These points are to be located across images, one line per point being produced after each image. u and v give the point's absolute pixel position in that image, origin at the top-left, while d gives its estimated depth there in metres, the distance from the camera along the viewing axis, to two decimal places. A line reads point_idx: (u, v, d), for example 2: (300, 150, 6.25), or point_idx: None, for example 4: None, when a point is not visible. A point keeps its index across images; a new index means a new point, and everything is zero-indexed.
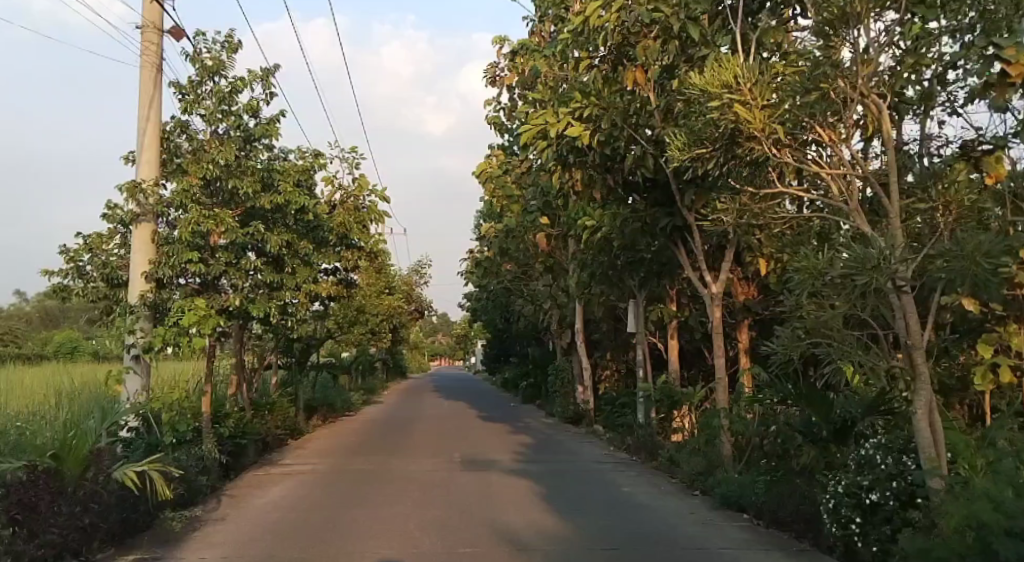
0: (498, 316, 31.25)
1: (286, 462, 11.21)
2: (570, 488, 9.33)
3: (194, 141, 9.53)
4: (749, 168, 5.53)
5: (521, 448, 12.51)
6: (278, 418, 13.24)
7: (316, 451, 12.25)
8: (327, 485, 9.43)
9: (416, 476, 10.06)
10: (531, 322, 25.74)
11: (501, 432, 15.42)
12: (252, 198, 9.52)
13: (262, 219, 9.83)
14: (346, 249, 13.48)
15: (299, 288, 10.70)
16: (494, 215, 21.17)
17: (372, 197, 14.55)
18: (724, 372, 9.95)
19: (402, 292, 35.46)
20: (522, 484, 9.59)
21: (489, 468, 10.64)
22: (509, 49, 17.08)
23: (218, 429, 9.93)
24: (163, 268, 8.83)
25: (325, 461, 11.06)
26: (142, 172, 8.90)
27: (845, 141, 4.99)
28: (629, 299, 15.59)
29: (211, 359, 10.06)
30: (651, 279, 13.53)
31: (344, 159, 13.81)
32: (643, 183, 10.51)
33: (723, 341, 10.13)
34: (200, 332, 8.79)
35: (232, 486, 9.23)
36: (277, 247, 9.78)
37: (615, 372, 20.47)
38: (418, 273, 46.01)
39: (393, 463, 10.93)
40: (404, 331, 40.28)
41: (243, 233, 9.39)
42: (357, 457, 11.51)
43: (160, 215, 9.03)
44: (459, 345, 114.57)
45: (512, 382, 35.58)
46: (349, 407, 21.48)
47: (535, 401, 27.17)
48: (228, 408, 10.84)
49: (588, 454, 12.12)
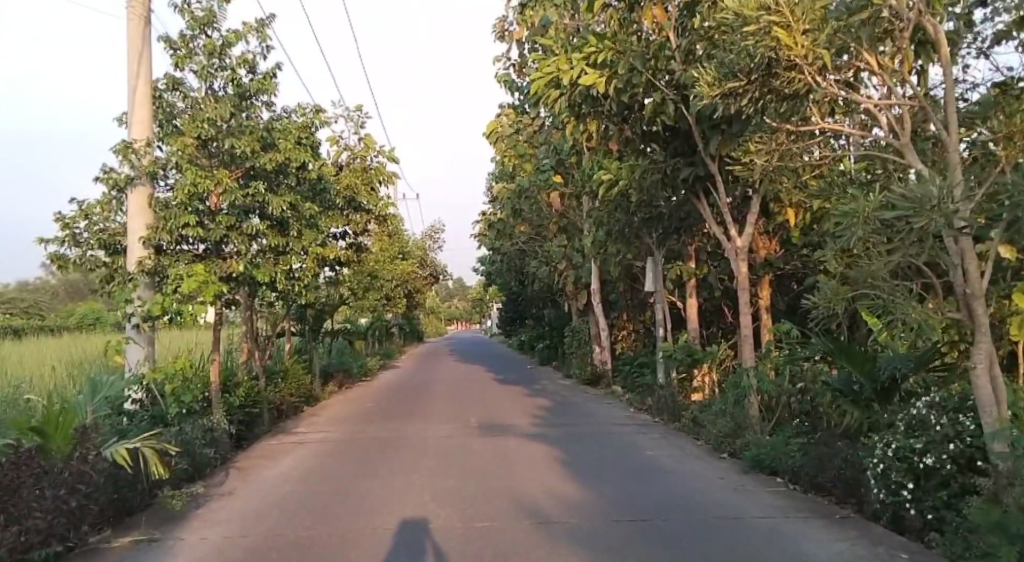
0: (513, 279, 30.85)
1: (301, 428, 10.95)
2: (591, 454, 8.96)
3: (189, 100, 9.02)
4: (787, 104, 4.92)
5: (539, 412, 12.14)
6: (292, 386, 12.94)
7: (331, 418, 11.98)
8: (340, 455, 9.12)
9: (431, 444, 9.73)
10: (546, 284, 25.35)
11: (518, 395, 15.08)
12: (251, 157, 9.03)
13: (262, 180, 9.35)
14: (353, 212, 13.00)
15: (306, 252, 10.28)
16: (507, 175, 20.59)
17: (380, 158, 14.04)
18: (750, 330, 9.47)
19: (416, 258, 35.17)
20: (540, 450, 9.22)
21: (507, 433, 10.29)
22: (518, 1, 16.33)
23: (226, 399, 9.60)
24: (160, 233, 8.54)
25: (340, 429, 10.78)
26: (135, 132, 8.48)
27: (896, 69, 4.34)
28: (646, 258, 15.00)
29: (217, 327, 9.68)
30: (670, 235, 12.98)
31: (349, 119, 13.28)
32: (665, 131, 9.76)
33: (747, 299, 9.63)
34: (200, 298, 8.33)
35: (241, 457, 8.92)
36: (280, 209, 9.34)
37: (633, 332, 20.06)
38: (431, 237, 45.70)
39: (408, 430, 10.63)
40: (419, 296, 40.03)
41: (242, 195, 8.94)
42: (372, 423, 11.23)
43: (156, 178, 8.64)
44: (475, 309, 114.59)
45: (528, 345, 35.34)
46: (365, 373, 21.28)
47: (552, 364, 26.90)
48: (237, 377, 10.52)
49: (608, 416, 11.74)
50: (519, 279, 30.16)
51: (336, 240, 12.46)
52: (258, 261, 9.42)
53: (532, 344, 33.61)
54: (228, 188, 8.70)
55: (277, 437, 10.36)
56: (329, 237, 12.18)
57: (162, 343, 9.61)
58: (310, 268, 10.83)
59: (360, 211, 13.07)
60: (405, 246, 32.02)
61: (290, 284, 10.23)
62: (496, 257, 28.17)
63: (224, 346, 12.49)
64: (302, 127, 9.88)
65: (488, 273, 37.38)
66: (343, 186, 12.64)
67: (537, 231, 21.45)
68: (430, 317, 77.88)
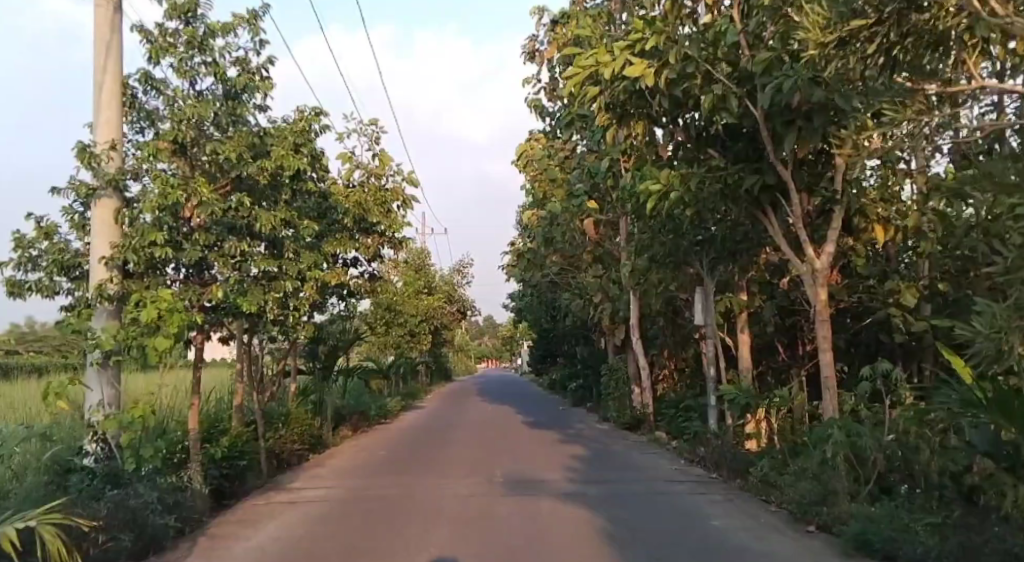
0: (543, 313, 29.22)
1: (299, 481, 9.38)
2: (643, 523, 7.28)
3: (169, 103, 7.82)
4: (930, 49, 4.68)
5: (574, 463, 10.43)
6: (297, 431, 11.42)
7: (336, 467, 10.38)
8: (336, 520, 7.51)
9: (446, 505, 8.08)
10: (580, 319, 23.72)
11: (550, 441, 13.41)
12: (237, 164, 7.82)
13: (253, 193, 8.20)
14: (366, 235, 11.68)
15: (304, 277, 9.06)
16: (537, 202, 19.23)
17: (398, 176, 12.78)
18: (833, 371, 7.96)
19: (444, 293, 33.80)
20: (576, 516, 7.54)
21: (537, 491, 8.59)
22: (551, 15, 15.16)
23: (211, 447, 8.15)
24: (123, 252, 7.31)
25: (341, 482, 9.16)
26: (99, 135, 7.45)
27: None
28: (696, 287, 12.77)
29: (199, 363, 8.34)
30: (720, 262, 11.43)
31: (363, 133, 12.04)
32: (730, 134, 8.33)
33: (829, 333, 8.14)
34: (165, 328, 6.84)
35: (219, 520, 7.39)
36: (271, 225, 8.06)
37: (675, 371, 18.31)
38: (461, 272, 44.45)
39: (422, 484, 9.00)
40: (446, 333, 38.49)
41: (223, 208, 7.75)
42: (381, 475, 9.61)
43: (124, 189, 7.52)
44: (505, 346, 112.59)
45: (560, 384, 33.45)
46: (385, 415, 19.77)
47: (586, 405, 25.15)
48: (228, 424, 9.08)
49: (655, 469, 9.97)
50: (549, 314, 28.53)
51: (344, 266, 11.15)
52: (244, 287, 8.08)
53: (565, 383, 31.80)
54: (206, 199, 7.47)
55: (271, 490, 8.79)
56: (334, 262, 10.87)
57: (135, 384, 8.23)
58: (309, 296, 9.50)
59: (370, 234, 11.75)
60: (431, 280, 30.62)
61: (282, 316, 8.91)
62: (527, 290, 26.65)
63: (218, 389, 11.11)
64: (296, 135, 8.76)
65: (518, 308, 35.77)
66: (352, 205, 11.35)
67: (569, 261, 19.90)
68: (459, 354, 76.22)
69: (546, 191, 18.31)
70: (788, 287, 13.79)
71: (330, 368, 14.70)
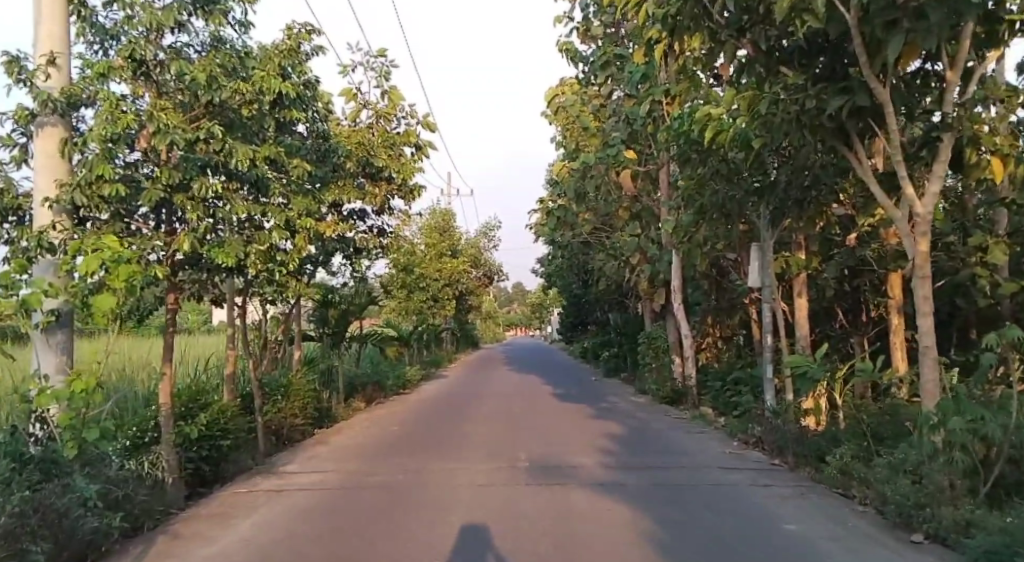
0: (573, 277, 27.86)
1: (294, 464, 8.15)
2: (698, 525, 5.88)
3: (126, 13, 6.41)
4: None
5: (611, 445, 9.07)
6: (299, 405, 10.27)
7: (339, 446, 9.16)
8: (328, 514, 6.20)
9: (457, 496, 6.76)
10: (613, 283, 22.28)
11: (581, 417, 12.11)
12: (208, 89, 6.53)
13: (230, 125, 6.95)
14: (372, 183, 10.39)
15: (293, 227, 7.81)
16: (568, 155, 17.74)
17: (409, 118, 11.44)
18: (934, 341, 6.42)
19: (469, 258, 32.54)
20: (615, 514, 6.16)
21: (569, 480, 7.24)
22: None
23: (187, 423, 6.96)
24: (66, 192, 6.01)
25: (341, 466, 7.88)
26: (38, 48, 6.17)
27: None
28: (752, 244, 10.98)
29: (170, 329, 7.12)
30: (781, 214, 9.86)
31: (369, 68, 10.73)
32: (811, 48, 6.68)
33: (930, 294, 6.51)
34: (106, 284, 5.51)
35: (189, 514, 6.18)
36: (249, 164, 6.74)
37: (716, 339, 16.84)
38: (487, 236, 43.12)
39: (431, 468, 7.70)
40: (471, 299, 37.34)
41: (192, 139, 6.40)
42: (388, 457, 8.34)
43: (70, 116, 6.23)
44: (535, 313, 111.38)
45: (591, 352, 32.22)
46: (404, 384, 18.69)
47: (619, 375, 23.84)
48: (211, 396, 7.89)
49: (704, 452, 8.59)
50: (578, 278, 27.19)
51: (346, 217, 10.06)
52: (216, 237, 6.78)
53: (596, 351, 30.55)
54: (165, 127, 6.12)
55: (260, 475, 7.58)
56: (333, 211, 9.69)
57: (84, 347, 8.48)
58: (301, 250, 8.25)
59: (377, 181, 10.53)
60: (454, 243, 29.34)
61: (270, 272, 7.71)
62: (556, 253, 25.25)
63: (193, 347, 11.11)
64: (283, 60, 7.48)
65: (547, 273, 34.44)
66: (356, 147, 10.13)
67: (602, 219, 18.50)
68: (488, 321, 75.11)
69: (578, 141, 16.97)
70: (853, 244, 12.28)
71: (339, 335, 13.58)
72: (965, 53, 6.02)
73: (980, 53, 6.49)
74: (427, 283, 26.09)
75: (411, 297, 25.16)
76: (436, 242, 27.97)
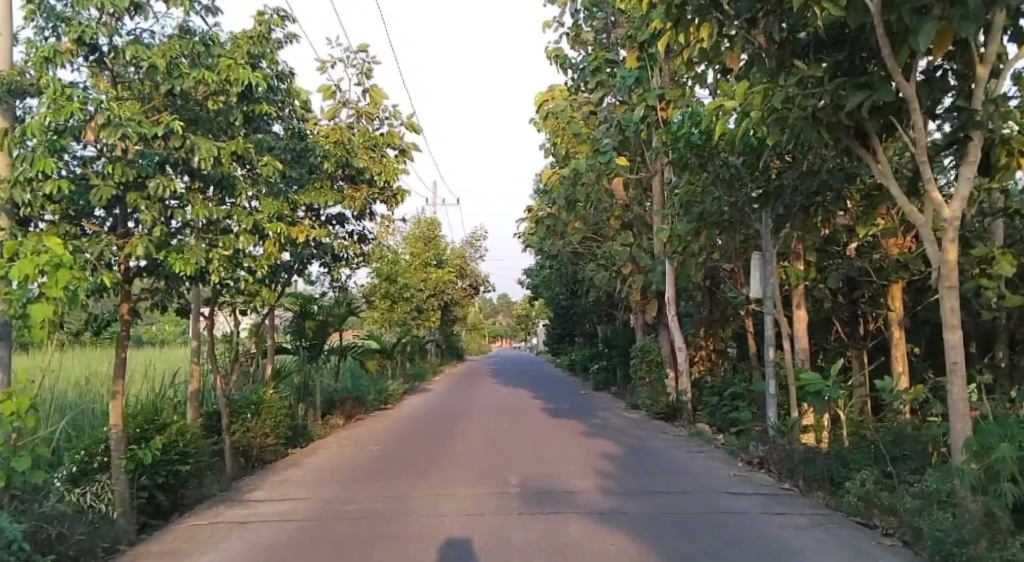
0: (560, 288, 27.36)
1: (261, 490, 7.44)
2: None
3: None
4: None
5: (606, 466, 8.46)
6: (270, 423, 9.57)
7: (313, 469, 8.47)
8: (295, 550, 5.52)
9: (441, 527, 6.09)
10: (602, 294, 21.76)
11: (572, 435, 11.49)
12: (168, 78, 6.00)
13: (190, 118, 6.38)
14: (351, 186, 9.81)
15: (262, 231, 7.17)
16: (557, 162, 17.26)
17: (393, 118, 10.90)
18: (962, 356, 5.83)
19: (455, 269, 31.93)
20: (618, 548, 5.53)
21: (564, 506, 6.60)
22: None
23: (140, 447, 6.28)
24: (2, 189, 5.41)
25: (313, 493, 7.19)
26: None
27: None
28: (753, 253, 10.38)
29: (123, 342, 6.43)
30: (785, 222, 9.35)
31: (350, 65, 10.18)
32: (827, 41, 6.24)
33: (958, 305, 5.97)
34: (41, 295, 4.79)
35: (137, 551, 5.47)
36: (212, 159, 6.08)
37: (709, 352, 16.33)
38: (473, 247, 42.49)
39: (413, 494, 7.05)
40: (457, 310, 36.76)
41: (149, 131, 5.76)
42: (365, 482, 7.66)
43: (11, 105, 5.66)
44: (520, 325, 110.77)
45: (580, 365, 31.65)
46: (386, 399, 18.03)
47: (609, 388, 23.28)
48: (171, 415, 7.19)
49: (706, 474, 7.99)
50: (566, 289, 26.71)
51: (324, 222, 9.49)
52: (170, 244, 6.13)
53: (584, 364, 30.04)
54: (116, 119, 5.47)
55: (223, 504, 6.88)
56: (308, 215, 9.06)
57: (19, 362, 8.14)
58: (272, 256, 7.61)
59: (357, 183, 9.97)
60: (440, 253, 28.81)
61: (236, 280, 7.07)
62: (544, 264, 24.71)
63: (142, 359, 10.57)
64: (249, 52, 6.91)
65: (534, 283, 33.93)
66: (334, 147, 9.57)
67: (593, 228, 18.02)
68: (474, 331, 74.36)
69: (568, 149, 16.67)
70: (851, 255, 11.83)
71: (317, 348, 12.91)
72: (995, 52, 5.63)
73: (1011, 43, 6.00)
74: (411, 294, 25.52)
75: (394, 308, 24.58)
76: (421, 252, 27.42)
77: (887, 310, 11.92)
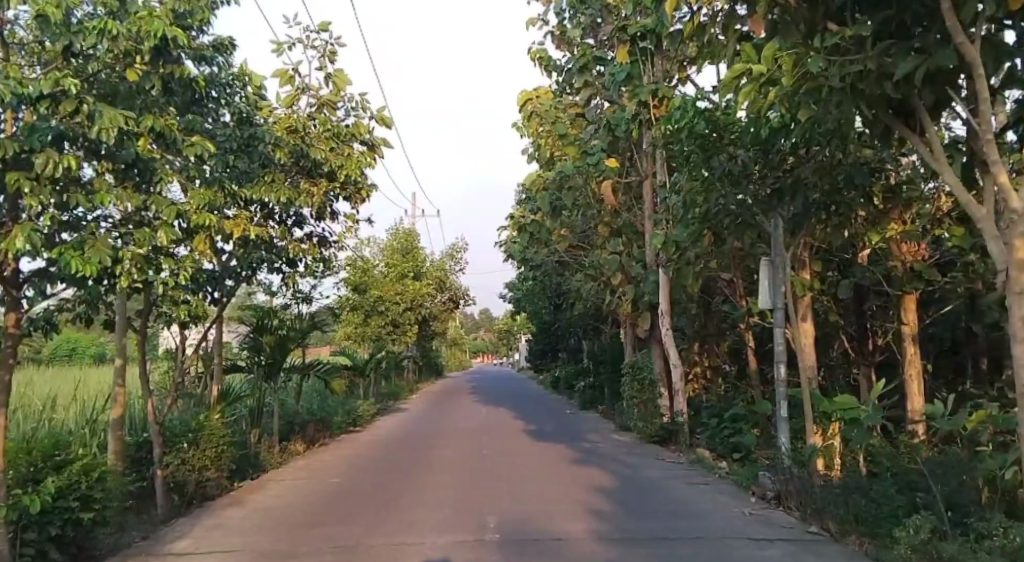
0: (544, 301, 26.36)
1: (187, 541, 6.19)
2: None
3: None
4: None
5: (599, 503, 7.31)
6: (210, 452, 8.34)
7: (256, 513, 7.24)
8: None
9: None
10: (588, 307, 20.78)
11: (559, 463, 10.35)
12: (60, 32, 4.45)
13: (104, 88, 4.83)
14: (308, 181, 8.84)
15: (191, 230, 5.97)
16: (541, 168, 16.28)
17: (360, 108, 9.85)
18: None
19: (435, 283, 30.81)
20: None
21: (549, 557, 5.39)
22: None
23: (25, 491, 4.95)
24: None
25: (249, 543, 5.96)
26: None
27: None
28: (761, 260, 9.11)
29: (11, 360, 5.00)
30: (799, 225, 8.32)
31: (311, 46, 9.07)
32: None
33: None
34: None
35: None
36: (111, 124, 4.35)
37: (703, 369, 15.35)
38: (455, 259, 41.40)
39: (366, 542, 5.85)
40: (435, 324, 35.60)
41: (29, 92, 4.17)
42: (312, 528, 6.45)
43: None
44: (503, 341, 109.63)
45: (564, 382, 30.61)
46: (355, 420, 16.82)
47: (596, 407, 22.22)
48: (79, 450, 5.89)
49: (718, 515, 6.80)
50: (550, 302, 25.72)
51: (274, 220, 8.59)
52: (58, 240, 4.57)
53: (569, 381, 28.92)
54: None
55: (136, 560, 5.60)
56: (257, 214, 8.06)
57: None
58: (203, 255, 6.13)
59: (315, 178, 8.97)
60: (419, 266, 27.72)
61: (157, 284, 5.71)
62: (527, 276, 23.72)
63: (33, 391, 9.45)
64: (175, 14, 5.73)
65: (516, 296, 32.88)
66: (288, 136, 8.59)
67: (579, 236, 17.11)
68: (455, 346, 73.05)
69: (554, 151, 15.66)
70: (863, 263, 10.81)
71: (277, 365, 11.75)
72: None
73: None
74: (386, 308, 24.40)
75: (368, 321, 24.06)
76: (398, 264, 26.33)
77: (900, 322, 10.94)
